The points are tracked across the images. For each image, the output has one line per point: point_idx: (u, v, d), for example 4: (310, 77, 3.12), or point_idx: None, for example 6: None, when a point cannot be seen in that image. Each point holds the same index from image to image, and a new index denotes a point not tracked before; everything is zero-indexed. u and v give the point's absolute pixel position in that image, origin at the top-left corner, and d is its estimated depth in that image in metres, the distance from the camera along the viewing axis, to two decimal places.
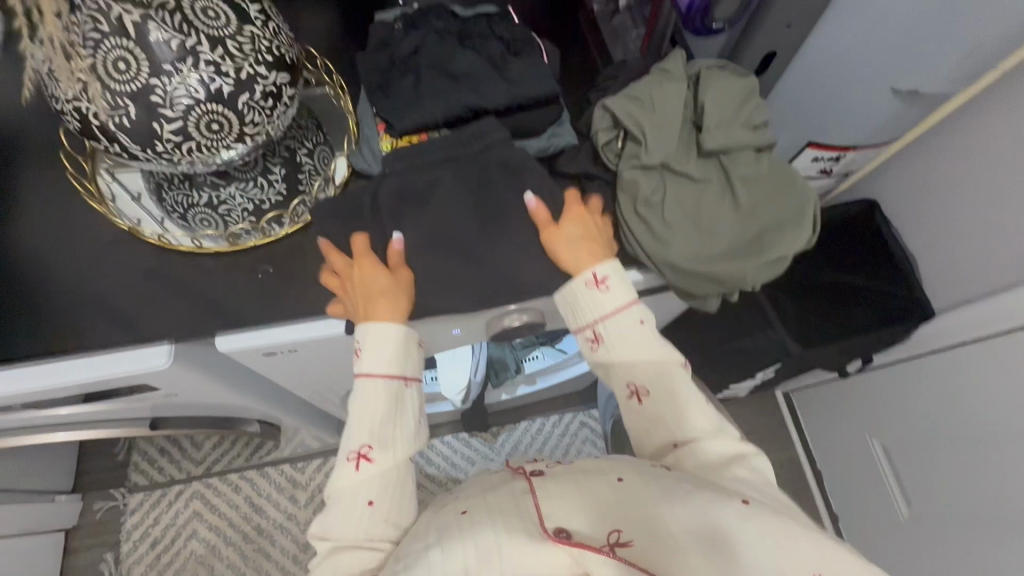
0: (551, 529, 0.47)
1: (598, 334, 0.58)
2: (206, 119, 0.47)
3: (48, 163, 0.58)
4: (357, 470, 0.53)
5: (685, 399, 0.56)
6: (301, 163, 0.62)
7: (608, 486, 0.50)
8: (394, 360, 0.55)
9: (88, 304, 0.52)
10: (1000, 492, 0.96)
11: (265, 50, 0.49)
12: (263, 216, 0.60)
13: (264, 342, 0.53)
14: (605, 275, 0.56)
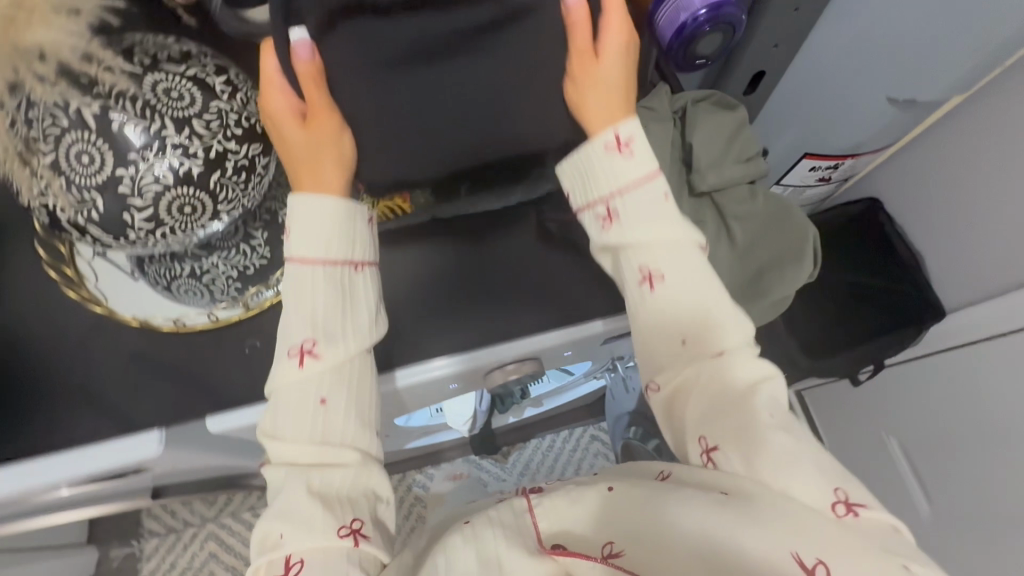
0: (547, 545, 0.46)
1: (614, 208, 0.52)
2: (179, 203, 0.46)
3: (27, 246, 0.56)
4: (301, 364, 0.50)
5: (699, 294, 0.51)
6: (284, 224, 0.60)
7: (598, 495, 0.48)
8: (333, 237, 0.51)
9: (74, 395, 0.51)
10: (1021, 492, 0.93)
11: (234, 123, 0.48)
12: (249, 282, 0.59)
13: (258, 420, 0.51)
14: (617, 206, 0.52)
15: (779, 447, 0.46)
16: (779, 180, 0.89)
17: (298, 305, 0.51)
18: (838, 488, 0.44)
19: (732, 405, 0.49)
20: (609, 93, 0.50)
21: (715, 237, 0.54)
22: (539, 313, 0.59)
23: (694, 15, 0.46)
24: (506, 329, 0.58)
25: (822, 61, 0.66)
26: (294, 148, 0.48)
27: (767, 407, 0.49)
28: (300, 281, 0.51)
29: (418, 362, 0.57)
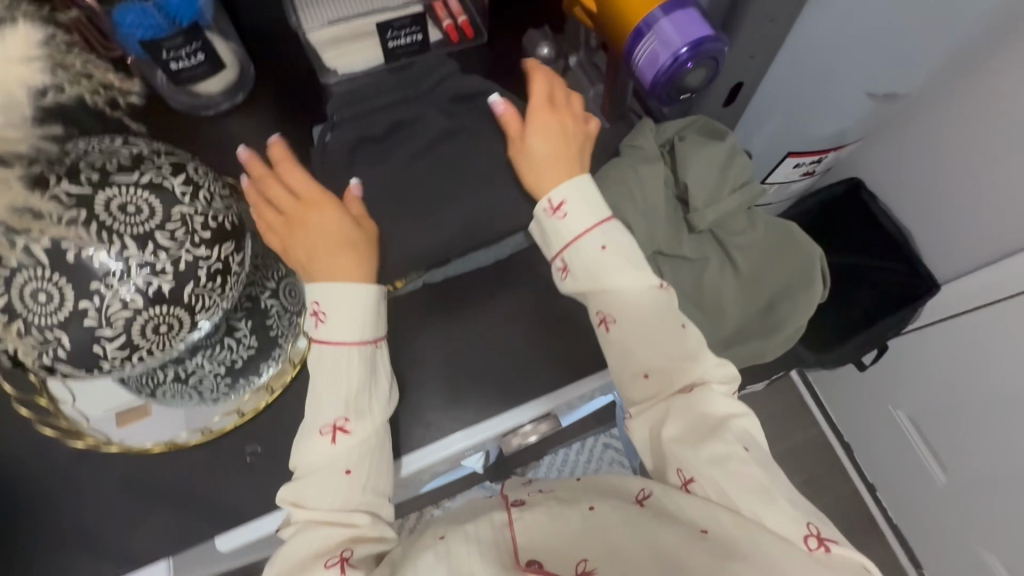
0: (522, 562, 0.40)
1: (566, 262, 0.49)
2: (153, 324, 0.42)
3: None
4: (335, 443, 0.46)
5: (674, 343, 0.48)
6: (267, 308, 0.57)
7: (576, 514, 0.43)
8: (359, 313, 0.48)
9: (76, 532, 0.49)
10: None
11: (201, 227, 0.44)
12: (239, 375, 0.55)
13: (266, 531, 0.49)
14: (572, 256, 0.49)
15: (757, 479, 0.43)
16: (763, 180, 0.87)
17: (327, 378, 0.48)
18: (809, 522, 0.41)
19: (708, 433, 0.45)
20: (538, 156, 0.50)
21: (722, 269, 0.53)
22: (545, 369, 0.57)
23: (675, 53, 0.45)
24: (515, 390, 0.56)
25: (799, 63, 0.64)
26: (318, 239, 0.49)
27: (737, 438, 0.45)
28: (327, 356, 0.48)
29: (436, 440, 0.54)
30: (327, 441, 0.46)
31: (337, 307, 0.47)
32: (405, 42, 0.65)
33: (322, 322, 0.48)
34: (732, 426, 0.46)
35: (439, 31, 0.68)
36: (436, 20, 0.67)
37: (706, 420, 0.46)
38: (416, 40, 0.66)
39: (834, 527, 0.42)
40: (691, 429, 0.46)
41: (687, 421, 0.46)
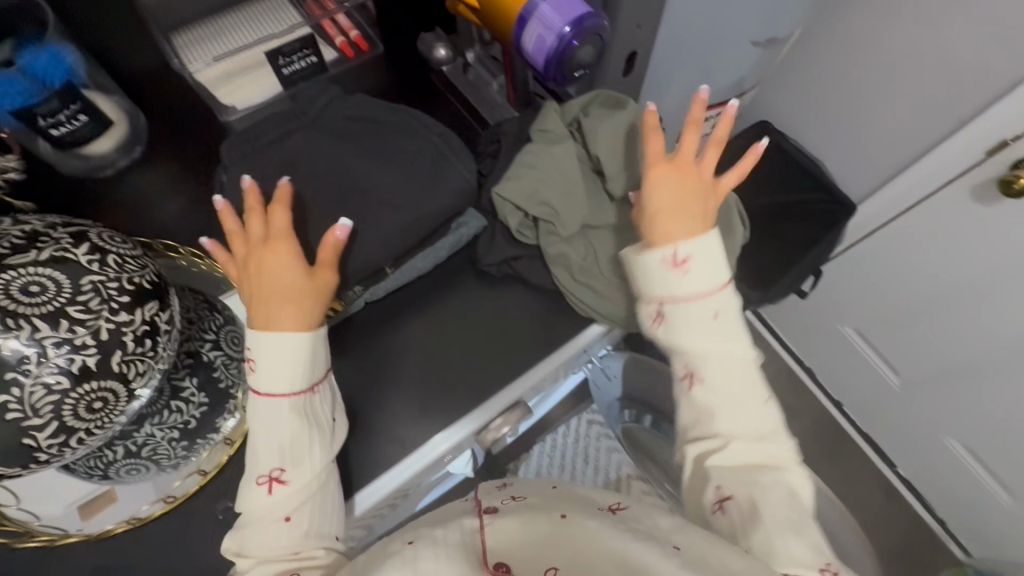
0: (490, 566, 0.38)
1: (662, 312, 0.48)
2: (86, 402, 0.40)
3: None
4: (269, 484, 0.43)
5: (728, 351, 0.48)
6: (210, 359, 0.55)
7: (547, 522, 0.41)
8: (302, 350, 0.44)
9: None
10: (974, 336, 1.02)
11: (117, 292, 0.42)
12: (195, 434, 0.54)
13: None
14: (688, 254, 0.47)
15: (787, 516, 0.43)
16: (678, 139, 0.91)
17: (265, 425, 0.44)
18: (828, 561, 0.41)
19: (763, 466, 0.46)
20: (663, 209, 0.48)
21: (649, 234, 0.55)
22: (504, 360, 0.58)
23: (559, 33, 0.46)
24: (479, 386, 0.57)
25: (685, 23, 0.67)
26: (281, 278, 0.44)
27: (760, 459, 0.46)
28: (258, 410, 0.44)
29: (412, 453, 0.54)
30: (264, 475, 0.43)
31: (280, 347, 0.43)
32: (301, 66, 0.65)
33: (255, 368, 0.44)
34: (769, 448, 0.46)
35: (333, 48, 0.67)
36: (328, 38, 0.67)
37: (766, 448, 0.46)
38: (310, 62, 0.65)
39: None
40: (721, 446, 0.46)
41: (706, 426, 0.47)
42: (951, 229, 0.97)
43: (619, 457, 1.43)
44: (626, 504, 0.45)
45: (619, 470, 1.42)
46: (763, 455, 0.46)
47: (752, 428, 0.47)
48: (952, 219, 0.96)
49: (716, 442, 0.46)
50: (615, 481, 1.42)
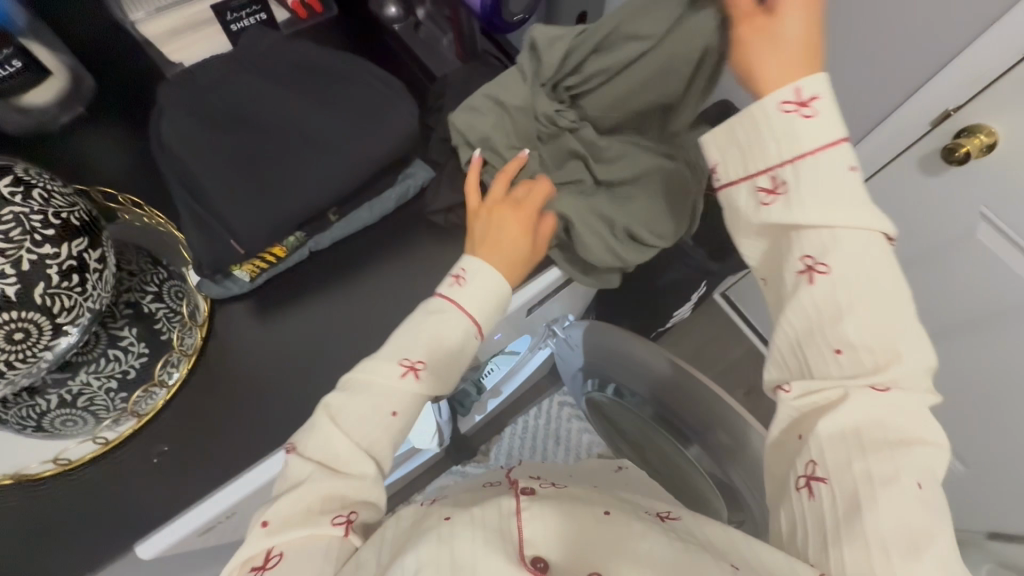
0: (529, 558, 0.38)
1: (779, 180, 0.40)
2: (6, 332, 0.40)
3: None
4: (405, 376, 0.43)
5: (878, 284, 0.39)
6: (152, 310, 0.53)
7: (592, 516, 0.42)
8: (479, 304, 0.46)
9: None
10: None
11: (42, 224, 0.41)
12: (134, 386, 0.52)
13: (194, 520, 0.47)
14: (812, 95, 0.39)
15: (923, 524, 0.36)
16: None
17: (379, 371, 0.43)
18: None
19: (904, 447, 0.38)
20: (792, 42, 0.40)
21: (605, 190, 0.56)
22: None
23: None
24: None
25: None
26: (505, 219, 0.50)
27: (913, 472, 0.37)
28: (404, 337, 0.44)
29: None
30: (368, 431, 0.41)
31: (487, 282, 0.47)
32: (248, 23, 0.64)
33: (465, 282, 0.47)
34: (916, 455, 0.38)
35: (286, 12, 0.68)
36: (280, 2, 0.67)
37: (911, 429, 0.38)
38: (259, 20, 0.64)
39: None
40: (857, 431, 0.39)
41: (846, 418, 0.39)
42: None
43: (590, 437, 1.44)
44: (678, 517, 0.46)
45: (591, 451, 1.43)
46: (918, 431, 0.38)
47: (893, 396, 0.38)
48: None
49: (863, 443, 0.38)
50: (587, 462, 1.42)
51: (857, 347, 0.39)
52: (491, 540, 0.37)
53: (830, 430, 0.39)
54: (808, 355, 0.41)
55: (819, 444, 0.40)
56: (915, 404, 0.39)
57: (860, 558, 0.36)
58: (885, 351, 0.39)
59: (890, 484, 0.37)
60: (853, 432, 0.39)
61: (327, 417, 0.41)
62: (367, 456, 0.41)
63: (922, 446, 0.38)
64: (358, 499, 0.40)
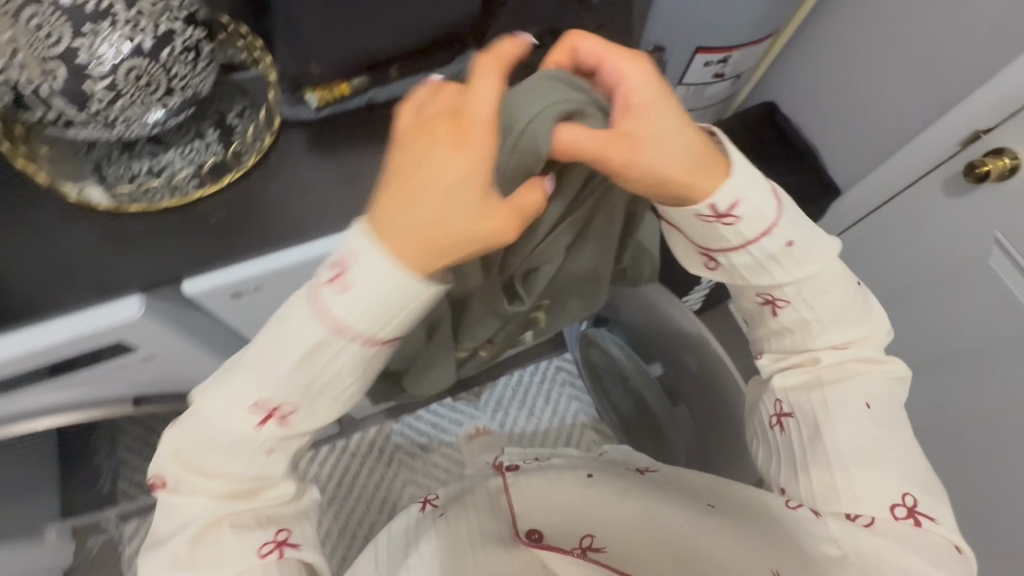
0: (524, 532, 0.67)
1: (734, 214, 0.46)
2: (135, 74, 0.51)
3: None
4: (261, 426, 0.42)
5: (826, 287, 0.52)
6: (233, 124, 0.64)
7: (579, 483, 0.68)
8: (386, 305, 0.37)
9: (49, 272, 0.54)
10: (939, 330, 1.07)
11: (178, 8, 0.53)
12: (205, 171, 0.61)
13: (234, 280, 0.58)
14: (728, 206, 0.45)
15: (875, 438, 0.52)
16: (680, 79, 1.00)
17: (216, 424, 0.42)
18: (906, 494, 0.51)
19: (843, 378, 0.54)
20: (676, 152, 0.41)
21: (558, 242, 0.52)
22: None
23: None
24: None
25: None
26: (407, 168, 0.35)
27: (861, 395, 0.53)
28: (235, 391, 0.41)
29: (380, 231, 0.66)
30: (240, 468, 0.44)
31: (380, 283, 0.36)
32: None
33: (347, 290, 0.37)
34: (868, 374, 0.54)
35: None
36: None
37: (849, 372, 0.54)
38: None
39: (942, 505, 0.52)
40: (818, 381, 0.55)
41: (808, 373, 0.55)
42: (928, 217, 1.03)
43: (580, 403, 1.50)
44: (654, 470, 0.71)
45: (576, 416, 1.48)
46: (861, 365, 0.55)
47: (842, 350, 0.54)
48: (931, 211, 1.02)
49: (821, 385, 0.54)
50: (570, 426, 1.47)
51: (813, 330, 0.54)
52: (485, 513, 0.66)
53: (797, 384, 0.56)
54: (772, 348, 0.57)
55: (784, 390, 0.57)
56: (866, 349, 0.55)
57: (822, 472, 0.53)
58: (839, 336, 0.54)
59: (840, 405, 0.53)
60: (832, 390, 0.54)
61: (175, 455, 0.44)
62: (255, 480, 0.46)
63: (869, 373, 0.54)
64: (271, 508, 0.47)
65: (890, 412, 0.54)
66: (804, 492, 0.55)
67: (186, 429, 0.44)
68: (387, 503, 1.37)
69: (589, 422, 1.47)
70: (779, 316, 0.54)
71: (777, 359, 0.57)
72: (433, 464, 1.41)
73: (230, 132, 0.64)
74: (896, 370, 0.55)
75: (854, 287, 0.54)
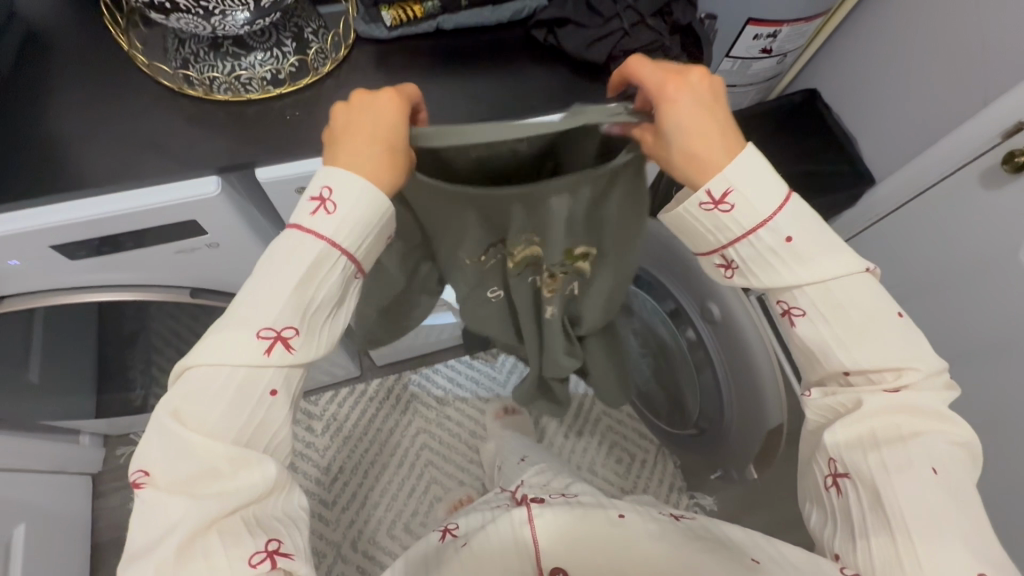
0: (547, 568, 0.59)
1: (730, 202, 0.48)
2: None
3: (75, 43, 0.65)
4: (268, 353, 0.43)
5: (857, 309, 0.49)
6: (309, 40, 0.67)
7: (608, 519, 0.62)
8: (363, 221, 0.46)
9: (139, 146, 0.60)
10: (964, 324, 1.08)
11: None
12: (282, 80, 0.65)
13: (304, 173, 0.63)
14: (723, 194, 0.48)
15: (948, 512, 0.44)
16: (728, 52, 1.02)
17: (227, 359, 0.42)
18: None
19: (898, 439, 0.47)
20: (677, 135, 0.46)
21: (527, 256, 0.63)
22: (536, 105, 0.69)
23: None
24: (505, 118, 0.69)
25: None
26: (365, 122, 0.45)
27: (927, 458, 0.46)
28: (241, 322, 0.43)
29: None
30: (238, 423, 0.42)
31: (356, 194, 0.45)
32: None
33: (335, 209, 0.45)
34: (928, 427, 0.48)
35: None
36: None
37: (909, 431, 0.48)
38: None
39: None
40: (874, 441, 0.48)
41: (865, 429, 0.48)
42: (961, 210, 1.04)
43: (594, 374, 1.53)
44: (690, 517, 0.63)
45: (589, 386, 1.50)
46: (920, 423, 0.48)
47: (902, 394, 0.48)
48: (964, 202, 1.03)
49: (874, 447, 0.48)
50: (582, 396, 1.50)
51: (859, 357, 0.49)
52: (507, 543, 0.61)
53: (853, 441, 0.49)
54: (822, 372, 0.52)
55: (837, 450, 0.49)
56: (928, 403, 0.48)
57: (885, 544, 0.46)
58: (888, 362, 0.48)
59: (904, 472, 0.46)
60: (885, 452, 0.47)
61: (170, 411, 0.42)
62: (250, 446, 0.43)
63: (932, 436, 0.47)
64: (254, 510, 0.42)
65: (965, 488, 0.46)
66: (863, 563, 0.48)
67: (190, 384, 0.43)
68: (399, 449, 1.41)
69: None
70: (798, 328, 0.51)
71: (823, 397, 0.52)
72: (447, 417, 1.45)
73: (306, 48, 0.66)
74: (964, 435, 0.48)
75: (893, 315, 0.49)
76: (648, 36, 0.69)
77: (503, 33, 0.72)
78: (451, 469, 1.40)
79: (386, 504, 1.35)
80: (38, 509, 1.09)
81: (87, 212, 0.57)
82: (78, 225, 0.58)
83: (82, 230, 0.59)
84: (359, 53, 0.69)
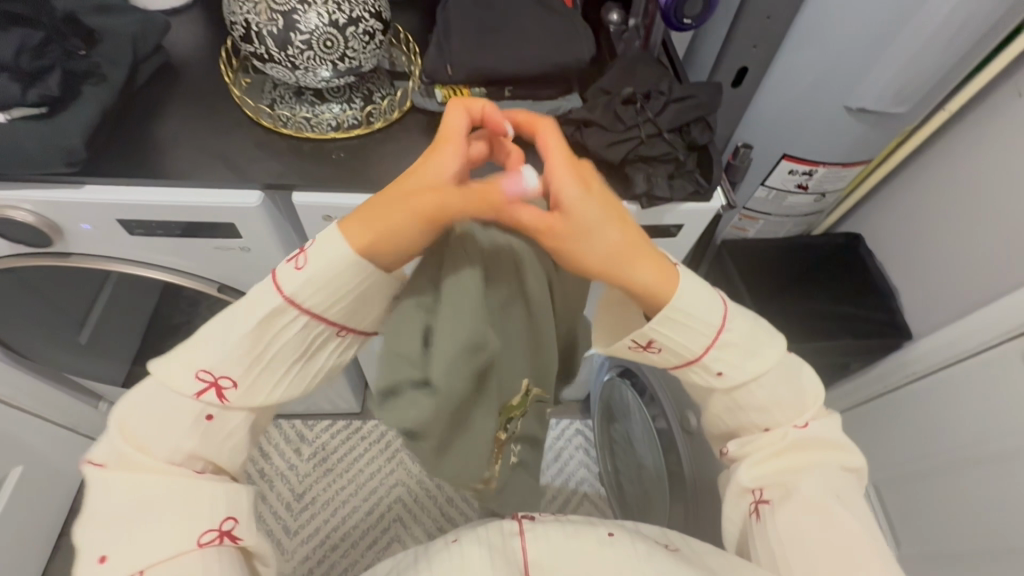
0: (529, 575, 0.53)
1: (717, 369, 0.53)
2: (323, 38, 0.69)
3: (198, 72, 0.81)
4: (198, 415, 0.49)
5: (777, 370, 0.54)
6: (375, 100, 0.80)
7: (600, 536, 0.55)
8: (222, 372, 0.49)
9: (211, 156, 0.73)
10: (992, 518, 0.93)
11: (372, 5, 0.72)
12: (342, 127, 0.77)
13: (333, 202, 0.73)
14: (650, 340, 0.52)
15: (822, 476, 0.53)
16: (763, 180, 1.06)
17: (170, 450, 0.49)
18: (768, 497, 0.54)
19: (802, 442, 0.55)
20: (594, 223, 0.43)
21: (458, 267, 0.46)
22: None
23: None
24: None
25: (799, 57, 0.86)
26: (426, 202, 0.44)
27: (826, 491, 0.52)
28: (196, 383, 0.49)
29: None
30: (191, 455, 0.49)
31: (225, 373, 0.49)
32: None
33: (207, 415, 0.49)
34: (826, 474, 0.54)
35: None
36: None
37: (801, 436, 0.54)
38: None
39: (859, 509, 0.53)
40: (739, 406, 0.55)
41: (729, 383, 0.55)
42: (985, 391, 0.94)
43: (587, 474, 1.46)
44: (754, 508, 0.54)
45: (581, 484, 1.44)
46: (812, 447, 0.55)
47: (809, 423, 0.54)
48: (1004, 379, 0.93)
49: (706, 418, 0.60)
50: (571, 491, 1.43)
51: (687, 320, 0.50)
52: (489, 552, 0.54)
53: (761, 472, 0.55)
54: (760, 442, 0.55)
55: (755, 474, 0.55)
56: (820, 430, 0.55)
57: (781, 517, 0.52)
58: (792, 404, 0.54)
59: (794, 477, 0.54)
60: (741, 447, 0.56)
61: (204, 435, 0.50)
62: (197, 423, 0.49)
63: (816, 467, 0.54)
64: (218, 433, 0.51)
65: (836, 487, 0.53)
66: (772, 517, 0.53)
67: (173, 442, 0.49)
68: (374, 496, 1.39)
69: (590, 494, 1.42)
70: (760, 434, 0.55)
71: (743, 450, 0.56)
72: (429, 477, 1.43)
73: (368, 106, 0.79)
74: (848, 460, 0.55)
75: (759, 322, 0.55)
76: (662, 148, 0.75)
77: (539, 123, 0.82)
78: (419, 530, 1.35)
79: (347, 553, 1.31)
80: (38, 457, 1.18)
81: (156, 198, 0.70)
82: (146, 207, 0.70)
83: (148, 210, 0.71)
84: (409, 116, 0.81)
